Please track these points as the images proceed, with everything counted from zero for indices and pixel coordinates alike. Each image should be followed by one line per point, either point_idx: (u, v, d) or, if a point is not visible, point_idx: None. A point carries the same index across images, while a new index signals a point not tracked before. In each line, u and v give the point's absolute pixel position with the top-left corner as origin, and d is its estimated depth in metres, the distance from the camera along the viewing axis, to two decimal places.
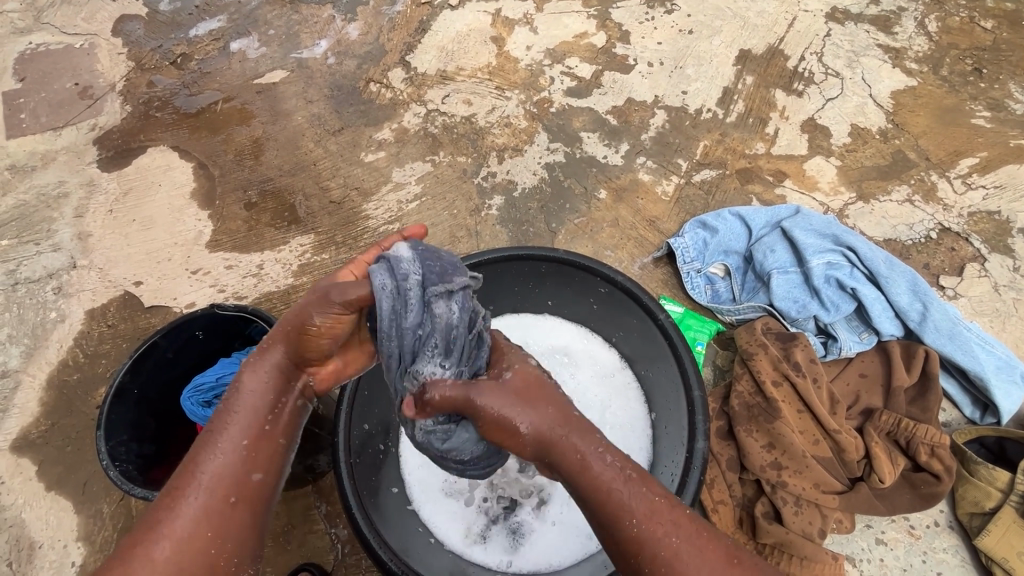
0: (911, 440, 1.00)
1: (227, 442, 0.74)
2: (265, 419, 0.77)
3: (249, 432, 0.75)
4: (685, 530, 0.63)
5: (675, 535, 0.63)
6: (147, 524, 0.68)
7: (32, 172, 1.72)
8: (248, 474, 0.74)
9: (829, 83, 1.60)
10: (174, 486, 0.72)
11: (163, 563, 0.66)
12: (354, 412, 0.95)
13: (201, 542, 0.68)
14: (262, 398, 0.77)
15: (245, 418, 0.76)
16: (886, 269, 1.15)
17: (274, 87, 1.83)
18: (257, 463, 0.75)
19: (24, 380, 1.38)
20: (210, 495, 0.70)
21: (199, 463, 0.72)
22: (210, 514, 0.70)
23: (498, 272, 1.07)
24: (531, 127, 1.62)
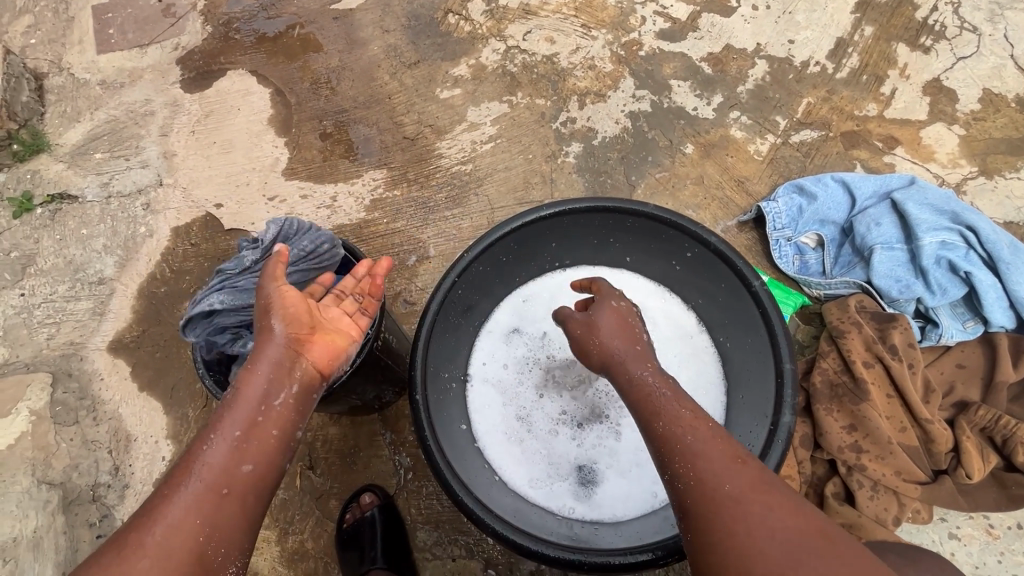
0: (1009, 440, 0.94)
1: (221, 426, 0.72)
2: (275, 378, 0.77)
3: (242, 409, 0.73)
4: (738, 476, 0.64)
5: (727, 481, 0.64)
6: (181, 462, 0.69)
7: (121, 89, 1.77)
8: (257, 422, 0.74)
9: (963, 39, 1.42)
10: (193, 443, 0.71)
11: (153, 549, 0.64)
12: (433, 335, 0.96)
13: (189, 531, 0.65)
14: (259, 379, 0.75)
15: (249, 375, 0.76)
16: (1009, 255, 1.04)
17: (351, 13, 1.78)
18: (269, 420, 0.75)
19: (117, 288, 1.47)
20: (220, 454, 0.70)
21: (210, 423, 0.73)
22: (201, 501, 0.67)
23: (581, 221, 1.03)
24: (617, 72, 1.52)
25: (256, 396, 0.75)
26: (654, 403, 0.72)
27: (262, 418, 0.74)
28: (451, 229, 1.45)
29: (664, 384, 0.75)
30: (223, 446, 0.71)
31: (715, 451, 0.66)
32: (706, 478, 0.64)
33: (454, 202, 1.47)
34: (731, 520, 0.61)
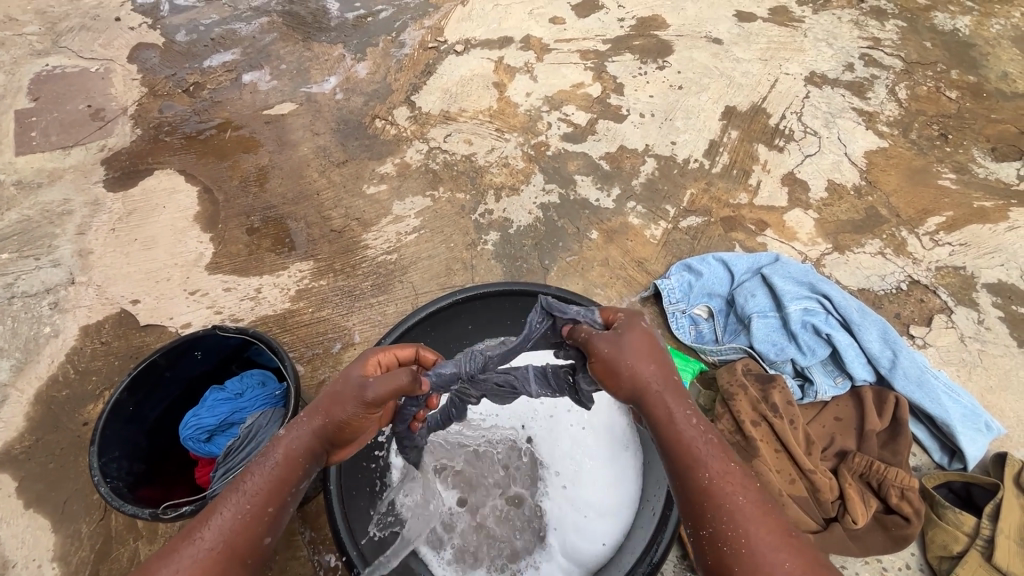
0: (882, 483, 1.05)
1: (244, 497, 0.72)
2: (294, 488, 0.75)
3: (269, 489, 0.74)
4: (752, 498, 0.69)
5: (741, 496, 0.69)
6: (177, 546, 0.69)
7: (38, 189, 1.76)
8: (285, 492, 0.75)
9: (807, 140, 1.71)
10: (191, 528, 0.71)
11: None
12: None
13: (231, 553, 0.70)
14: (300, 455, 0.76)
15: (268, 472, 0.74)
16: (858, 317, 1.22)
17: (283, 118, 1.91)
18: (272, 528, 0.73)
19: (11, 394, 1.38)
20: (227, 547, 0.70)
21: (217, 512, 0.72)
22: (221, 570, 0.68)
23: (492, 304, 1.16)
24: (528, 168, 1.70)
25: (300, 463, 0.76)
26: (699, 451, 0.71)
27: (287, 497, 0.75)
28: (377, 315, 1.49)
29: (709, 430, 0.73)
30: (240, 516, 0.72)
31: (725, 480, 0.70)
32: (722, 491, 0.69)
33: (379, 289, 1.53)
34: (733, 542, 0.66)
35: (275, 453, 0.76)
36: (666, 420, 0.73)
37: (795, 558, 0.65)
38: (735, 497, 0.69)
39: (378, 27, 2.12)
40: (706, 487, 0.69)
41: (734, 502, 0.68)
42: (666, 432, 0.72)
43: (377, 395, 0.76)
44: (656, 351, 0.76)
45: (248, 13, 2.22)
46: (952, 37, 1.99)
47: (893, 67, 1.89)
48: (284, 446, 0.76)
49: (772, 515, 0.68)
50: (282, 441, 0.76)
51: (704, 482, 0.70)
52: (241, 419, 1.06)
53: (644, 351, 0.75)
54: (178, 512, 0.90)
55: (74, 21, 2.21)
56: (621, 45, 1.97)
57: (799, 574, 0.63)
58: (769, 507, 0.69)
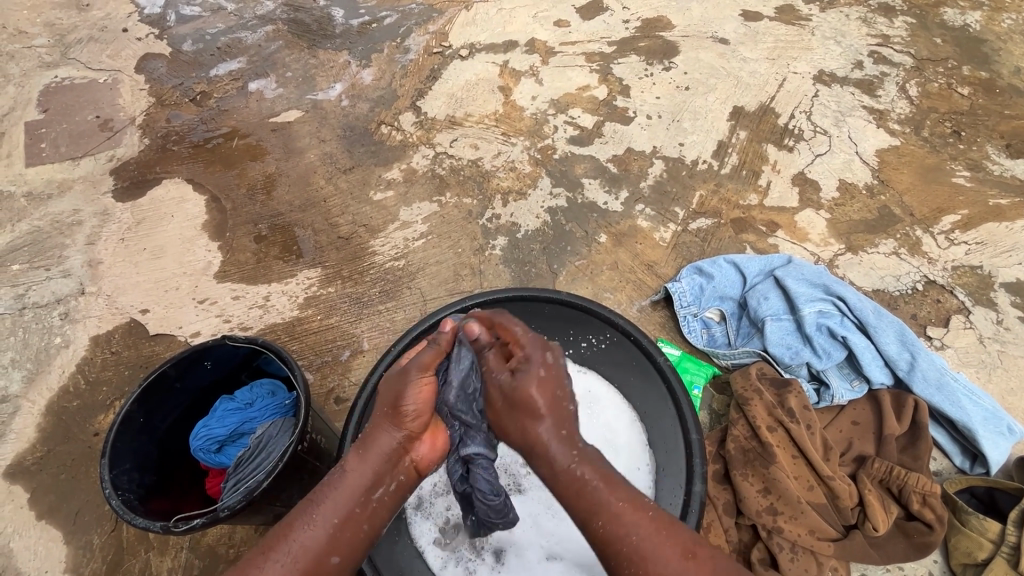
0: (903, 488, 1.02)
1: (319, 514, 0.70)
2: (365, 499, 0.73)
3: (342, 504, 0.71)
4: (647, 528, 0.66)
5: (635, 535, 0.65)
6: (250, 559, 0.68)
7: (47, 201, 1.77)
8: (357, 508, 0.72)
9: (817, 139, 1.69)
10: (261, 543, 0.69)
11: None
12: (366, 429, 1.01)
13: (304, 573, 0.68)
14: (367, 470, 0.73)
15: (338, 486, 0.72)
16: (874, 319, 1.20)
17: (289, 126, 1.91)
18: (343, 545, 0.70)
19: (23, 405, 1.39)
20: (300, 563, 0.68)
21: (293, 527, 0.70)
22: None
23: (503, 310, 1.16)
24: (535, 172, 1.69)
25: (365, 480, 0.73)
26: (589, 495, 0.68)
27: (355, 514, 0.72)
28: (385, 322, 1.48)
29: (596, 469, 0.70)
30: (315, 533, 0.69)
31: (620, 516, 0.67)
32: (615, 535, 0.66)
33: (387, 295, 1.52)
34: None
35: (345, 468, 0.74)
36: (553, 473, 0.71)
37: None
38: (628, 538, 0.65)
39: (383, 33, 2.12)
40: (603, 531, 0.67)
41: (631, 543, 0.65)
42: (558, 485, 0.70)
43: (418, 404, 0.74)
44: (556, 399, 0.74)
45: (253, 21, 2.23)
46: (962, 32, 1.96)
47: (903, 64, 1.87)
48: (353, 461, 0.74)
49: (671, 543, 0.65)
50: (353, 454, 0.75)
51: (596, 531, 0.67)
52: (251, 430, 1.05)
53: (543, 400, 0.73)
54: (189, 525, 0.89)
55: (82, 33, 2.23)
56: (626, 47, 1.96)
57: None
58: (666, 534, 0.66)
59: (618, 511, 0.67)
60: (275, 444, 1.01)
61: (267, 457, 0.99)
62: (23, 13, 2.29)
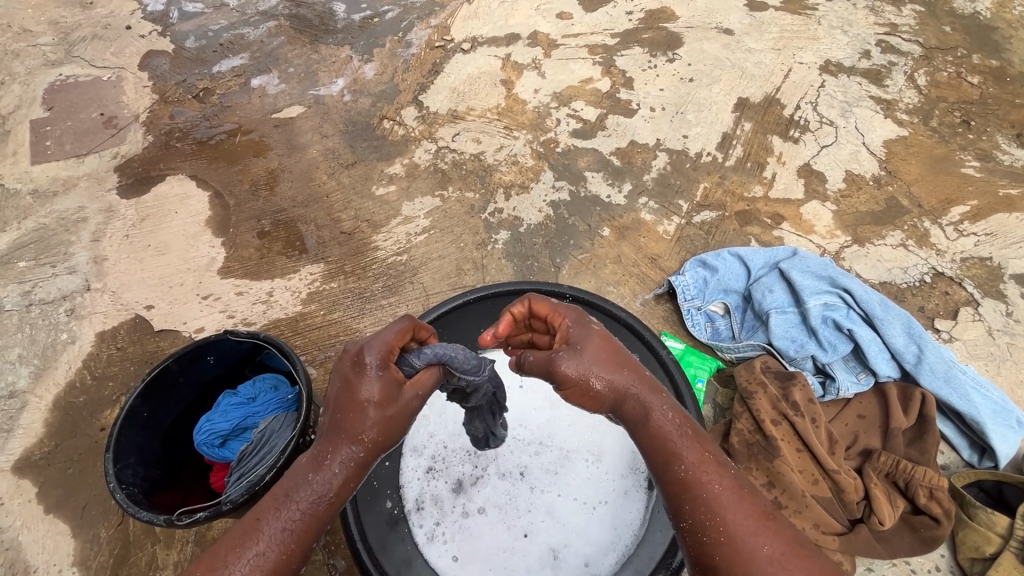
0: (910, 482, 1.01)
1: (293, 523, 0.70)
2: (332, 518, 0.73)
3: (311, 521, 0.71)
4: (727, 483, 0.71)
5: (716, 484, 0.71)
6: (214, 567, 0.67)
7: (53, 198, 1.78)
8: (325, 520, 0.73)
9: (823, 131, 1.67)
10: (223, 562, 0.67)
11: None
12: None
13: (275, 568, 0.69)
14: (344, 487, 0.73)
15: (316, 504, 0.71)
16: (881, 312, 1.18)
17: (291, 121, 1.91)
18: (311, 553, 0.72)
19: (30, 401, 1.40)
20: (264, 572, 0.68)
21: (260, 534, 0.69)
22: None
23: (504, 304, 1.16)
24: (537, 166, 1.68)
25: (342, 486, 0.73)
26: (674, 443, 0.74)
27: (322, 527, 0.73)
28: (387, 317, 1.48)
29: (685, 422, 0.76)
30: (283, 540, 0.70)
31: (702, 463, 0.72)
32: (699, 482, 0.71)
33: (390, 290, 1.52)
34: (709, 522, 0.69)
35: (328, 487, 0.72)
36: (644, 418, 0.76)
37: (772, 540, 0.67)
38: (711, 486, 0.71)
39: (385, 27, 2.11)
40: (684, 477, 0.71)
41: (710, 491, 0.70)
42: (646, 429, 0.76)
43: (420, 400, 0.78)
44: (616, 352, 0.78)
45: (256, 17, 2.23)
46: (972, 20, 1.93)
47: (911, 53, 1.84)
48: (330, 479, 0.72)
49: (748, 502, 0.70)
50: (330, 474, 0.72)
51: (682, 474, 0.72)
52: (254, 424, 1.06)
53: (610, 359, 0.76)
54: (192, 519, 0.89)
55: (86, 30, 2.24)
56: (630, 39, 1.94)
57: (775, 557, 0.66)
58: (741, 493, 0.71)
59: (699, 461, 0.72)
60: (276, 436, 1.02)
61: (268, 449, 1.00)
62: (28, 12, 2.30)
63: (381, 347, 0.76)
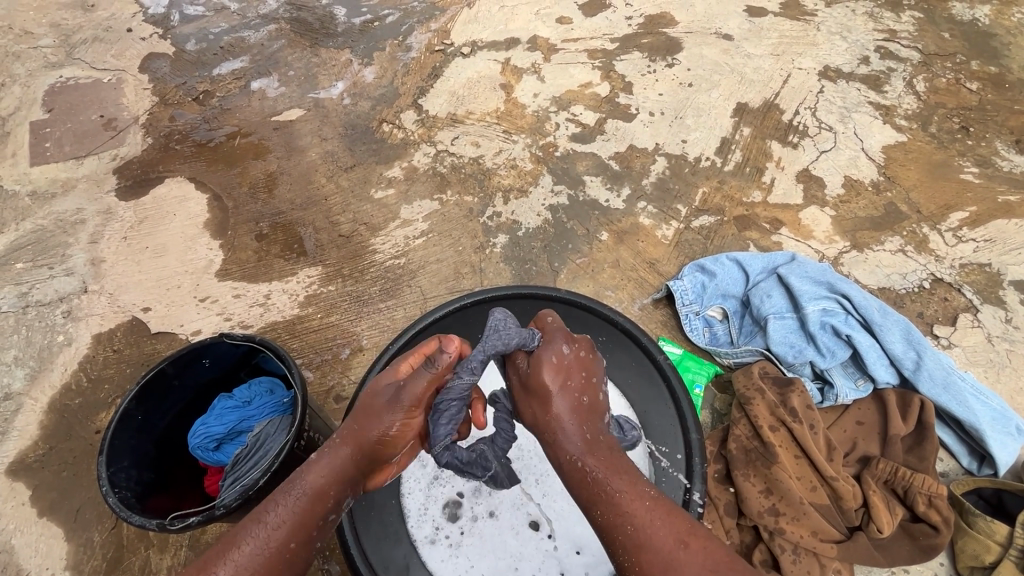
0: (909, 489, 1.00)
1: (274, 527, 0.70)
2: (320, 521, 0.72)
3: (297, 521, 0.71)
4: (642, 516, 0.68)
5: (631, 523, 0.67)
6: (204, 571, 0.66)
7: (52, 199, 1.78)
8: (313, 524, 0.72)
9: (822, 136, 1.67)
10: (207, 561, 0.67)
11: None
12: None
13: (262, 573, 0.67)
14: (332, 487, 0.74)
15: (296, 503, 0.71)
16: (880, 317, 1.18)
17: (291, 124, 1.91)
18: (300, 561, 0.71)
19: (25, 403, 1.39)
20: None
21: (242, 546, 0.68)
22: None
23: (501, 308, 1.15)
24: (536, 170, 1.68)
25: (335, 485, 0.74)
26: (592, 486, 0.71)
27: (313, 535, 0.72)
28: (385, 321, 1.47)
29: (601, 458, 0.73)
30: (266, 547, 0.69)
31: (625, 496, 0.69)
32: (616, 524, 0.68)
33: (387, 293, 1.52)
34: (628, 546, 0.67)
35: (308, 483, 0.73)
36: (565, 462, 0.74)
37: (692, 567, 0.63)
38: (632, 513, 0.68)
39: (385, 31, 2.12)
40: (604, 523, 0.69)
41: (627, 531, 0.67)
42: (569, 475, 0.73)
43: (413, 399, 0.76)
44: (569, 372, 0.79)
45: (256, 20, 2.23)
46: (970, 27, 1.93)
47: (910, 59, 1.84)
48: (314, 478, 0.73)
49: (668, 531, 0.67)
50: (315, 468, 0.73)
51: (601, 510, 0.70)
52: (249, 427, 1.05)
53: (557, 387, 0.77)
54: (185, 523, 0.89)
55: (87, 33, 2.24)
56: (629, 43, 1.94)
57: None
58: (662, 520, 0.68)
59: (621, 497, 0.69)
60: (272, 439, 1.01)
61: (264, 452, 1.00)
62: (29, 14, 2.31)
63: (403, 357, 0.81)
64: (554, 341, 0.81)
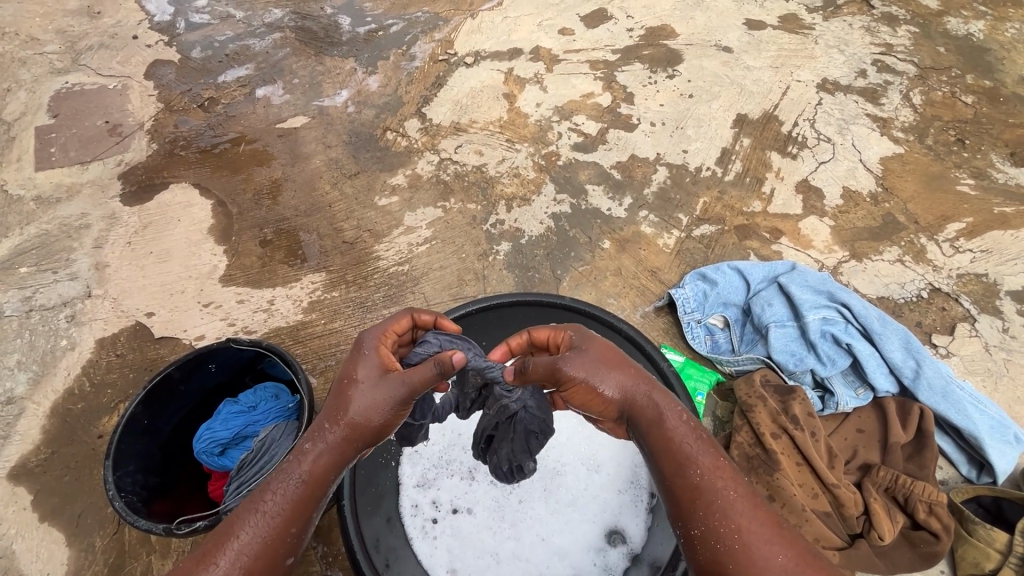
0: (909, 497, 1.01)
1: (269, 513, 0.71)
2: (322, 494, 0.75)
3: (292, 510, 0.72)
4: (740, 488, 0.71)
5: (731, 491, 0.70)
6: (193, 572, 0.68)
7: (56, 204, 1.78)
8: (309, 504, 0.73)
9: (821, 147, 1.70)
10: (207, 551, 0.70)
11: None
12: None
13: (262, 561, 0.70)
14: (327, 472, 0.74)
15: (291, 490, 0.72)
16: (879, 326, 1.20)
17: (295, 131, 1.93)
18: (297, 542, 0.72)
19: (28, 407, 1.39)
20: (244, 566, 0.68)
21: (240, 532, 0.70)
22: None
23: (506, 316, 1.17)
24: (539, 178, 1.70)
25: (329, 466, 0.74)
26: (685, 449, 0.73)
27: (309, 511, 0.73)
28: None
29: (695, 428, 0.76)
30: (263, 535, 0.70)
31: (717, 468, 0.72)
32: (713, 487, 0.70)
33: (391, 300, 1.53)
34: (726, 513, 0.69)
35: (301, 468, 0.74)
36: (652, 425, 0.75)
37: (786, 547, 0.67)
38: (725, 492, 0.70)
39: (389, 40, 2.14)
40: (695, 486, 0.71)
41: (725, 496, 0.70)
42: (655, 436, 0.74)
43: (409, 391, 0.75)
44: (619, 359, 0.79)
45: (261, 29, 2.26)
46: (965, 42, 1.96)
47: (907, 73, 1.88)
48: (310, 463, 0.74)
49: (760, 508, 0.70)
50: (308, 456, 0.74)
51: (695, 479, 0.71)
52: (254, 432, 1.06)
53: (612, 361, 0.78)
54: (191, 527, 0.89)
55: (93, 39, 2.26)
56: (630, 55, 1.97)
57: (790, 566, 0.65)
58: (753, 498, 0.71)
59: (712, 468, 0.72)
60: (278, 444, 1.01)
61: (270, 457, 1.00)
62: (36, 20, 2.33)
63: (378, 334, 0.82)
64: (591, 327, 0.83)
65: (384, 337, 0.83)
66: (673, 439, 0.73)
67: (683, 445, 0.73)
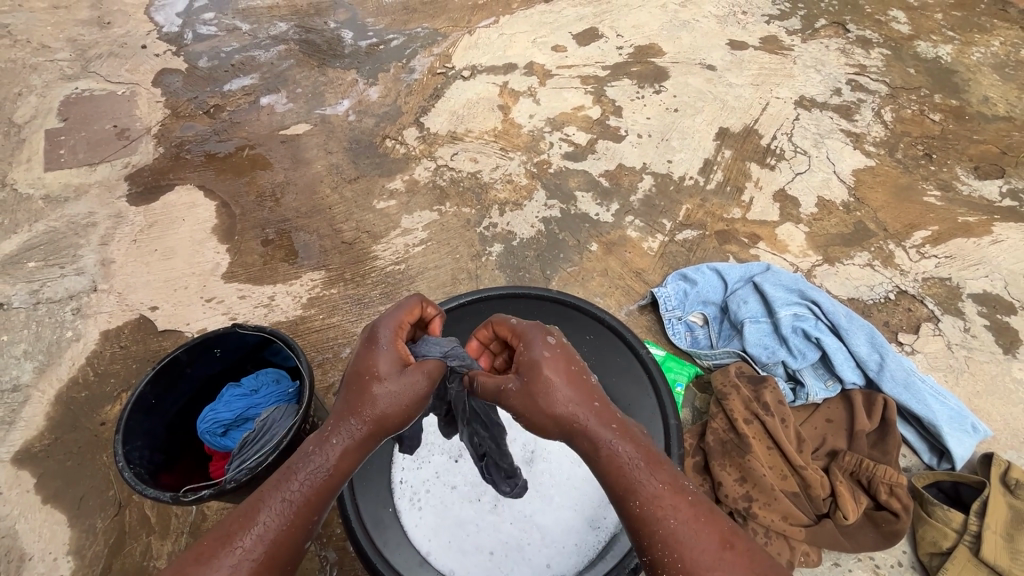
0: (872, 480, 1.08)
1: (288, 502, 0.74)
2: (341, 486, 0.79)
3: (316, 498, 0.75)
4: (684, 513, 0.69)
5: (674, 518, 0.69)
6: (214, 554, 0.70)
7: (64, 203, 1.84)
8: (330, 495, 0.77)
9: (797, 159, 1.79)
10: (231, 532, 0.72)
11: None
12: None
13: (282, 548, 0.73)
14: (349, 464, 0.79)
15: (318, 478, 0.76)
16: (846, 322, 1.27)
17: (298, 138, 2.01)
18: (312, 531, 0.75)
19: (33, 395, 1.44)
20: (258, 554, 0.71)
21: (257, 516, 0.72)
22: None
23: (495, 308, 1.24)
24: (530, 185, 1.78)
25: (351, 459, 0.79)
26: (629, 476, 0.72)
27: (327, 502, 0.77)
28: None
29: (639, 452, 0.74)
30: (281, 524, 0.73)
31: (667, 493, 0.71)
32: (654, 517, 0.69)
33: (387, 297, 1.59)
34: (668, 540, 0.68)
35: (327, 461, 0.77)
36: (593, 451, 0.75)
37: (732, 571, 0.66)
38: (666, 522, 0.69)
39: (390, 54, 2.24)
40: (637, 517, 0.70)
41: (667, 526, 0.69)
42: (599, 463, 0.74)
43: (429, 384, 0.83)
44: (573, 373, 0.77)
45: (267, 41, 2.35)
46: (934, 64, 2.09)
47: (879, 92, 1.99)
48: (333, 454, 0.77)
49: (710, 531, 0.68)
50: (333, 448, 0.77)
51: (635, 511, 0.70)
52: (255, 413, 1.11)
53: (566, 377, 0.76)
54: (197, 495, 0.95)
55: (103, 48, 2.35)
56: (619, 71, 2.08)
57: None
58: (705, 520, 0.69)
59: (659, 494, 0.71)
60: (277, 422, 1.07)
61: (270, 433, 1.05)
62: (48, 29, 2.41)
63: (393, 325, 0.85)
64: (537, 338, 0.80)
65: (399, 331, 0.85)
66: (620, 465, 0.73)
67: (631, 472, 0.72)
